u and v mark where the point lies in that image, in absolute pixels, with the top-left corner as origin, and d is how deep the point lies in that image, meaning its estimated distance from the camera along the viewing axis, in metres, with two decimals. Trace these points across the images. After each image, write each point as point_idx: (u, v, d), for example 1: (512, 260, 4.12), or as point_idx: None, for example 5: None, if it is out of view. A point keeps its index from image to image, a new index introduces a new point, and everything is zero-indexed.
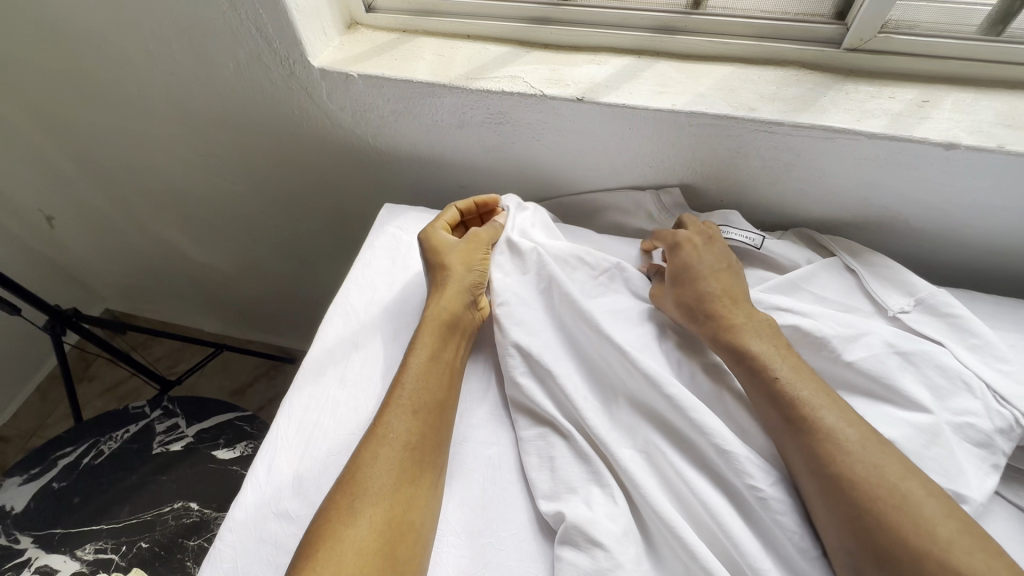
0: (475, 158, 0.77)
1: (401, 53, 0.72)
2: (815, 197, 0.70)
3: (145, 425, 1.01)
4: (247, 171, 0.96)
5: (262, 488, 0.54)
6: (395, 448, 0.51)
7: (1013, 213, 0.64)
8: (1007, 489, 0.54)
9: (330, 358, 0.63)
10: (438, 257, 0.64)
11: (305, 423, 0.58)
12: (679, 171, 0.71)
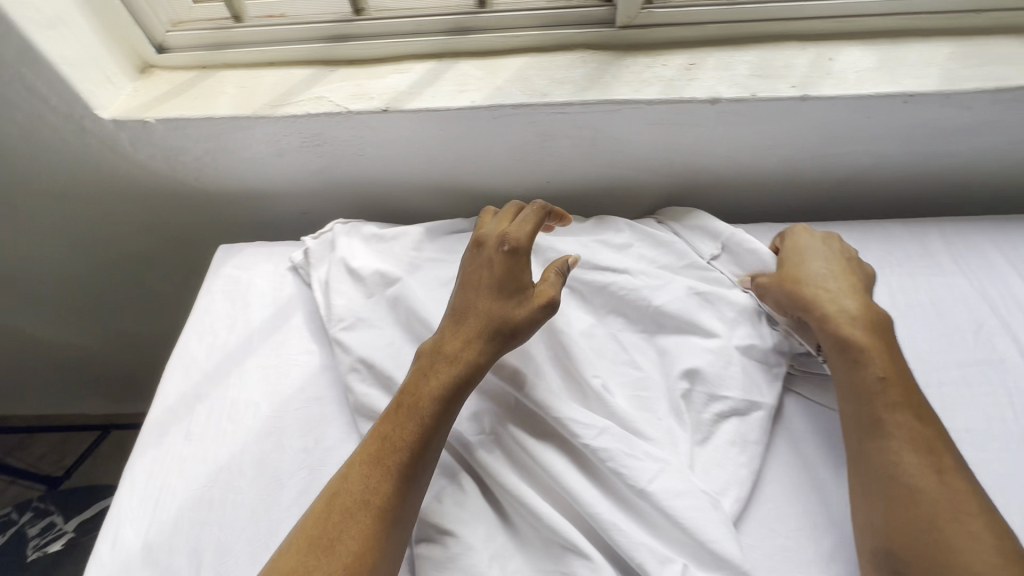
0: (306, 185, 0.76)
1: (202, 90, 0.70)
2: (625, 166, 0.76)
3: (14, 533, 0.90)
4: (75, 238, 0.89)
5: (107, 568, 0.51)
6: (367, 510, 0.46)
7: (783, 150, 0.73)
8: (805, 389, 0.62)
9: (172, 417, 0.59)
10: (502, 283, 0.57)
11: (150, 489, 0.55)
12: (503, 165, 0.73)
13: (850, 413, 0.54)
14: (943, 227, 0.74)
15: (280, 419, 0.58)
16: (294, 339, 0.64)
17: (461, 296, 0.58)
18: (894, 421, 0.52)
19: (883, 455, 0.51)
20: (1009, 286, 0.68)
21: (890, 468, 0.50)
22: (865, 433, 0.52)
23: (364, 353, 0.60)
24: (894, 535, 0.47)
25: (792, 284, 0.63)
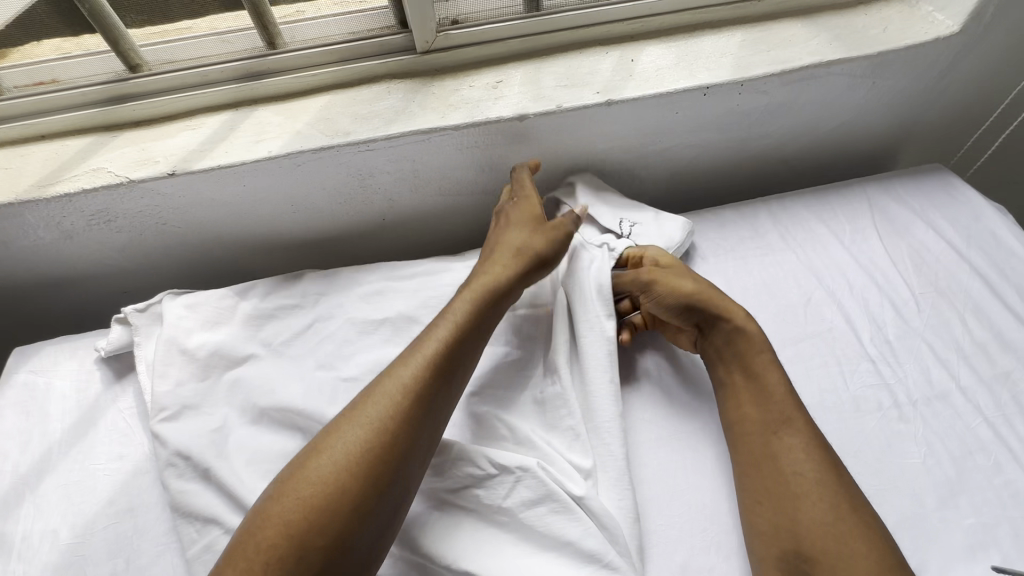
0: (114, 262, 0.72)
1: None
2: (458, 191, 0.74)
3: None
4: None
5: None
6: (370, 433, 0.46)
7: (609, 153, 0.73)
8: (660, 394, 0.60)
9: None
10: (538, 223, 0.62)
11: None
12: (325, 209, 0.71)
13: (754, 413, 0.52)
14: (770, 205, 0.76)
15: (84, 544, 0.52)
16: (100, 443, 0.58)
17: (505, 228, 0.63)
18: (790, 406, 0.51)
19: (783, 456, 0.49)
20: (831, 254, 0.71)
21: (788, 466, 0.48)
22: (768, 433, 0.51)
23: (180, 445, 0.54)
24: (787, 538, 0.46)
25: (702, 294, 0.58)
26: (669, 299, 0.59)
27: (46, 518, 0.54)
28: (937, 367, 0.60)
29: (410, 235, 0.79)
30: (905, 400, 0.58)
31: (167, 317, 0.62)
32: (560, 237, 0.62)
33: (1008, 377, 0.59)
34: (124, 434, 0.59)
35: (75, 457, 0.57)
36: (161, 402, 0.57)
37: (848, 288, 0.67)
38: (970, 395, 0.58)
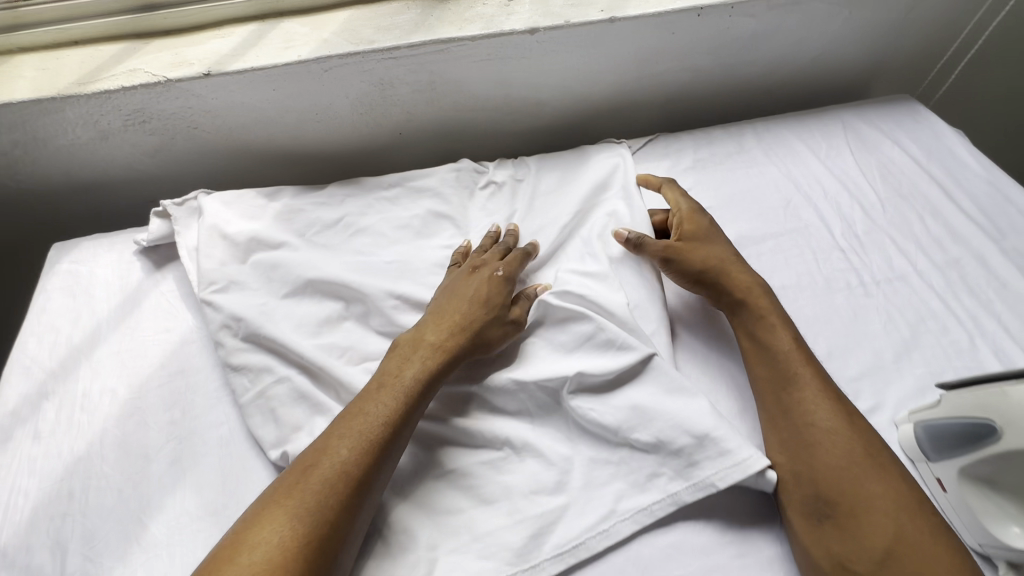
0: (143, 169, 0.75)
1: None
2: (471, 108, 0.79)
3: None
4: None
5: None
6: (380, 418, 0.49)
7: (611, 73, 0.79)
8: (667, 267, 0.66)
9: (15, 417, 0.56)
10: (500, 292, 0.58)
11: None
12: (346, 120, 0.76)
13: (764, 375, 0.54)
14: (755, 127, 0.84)
15: (142, 399, 0.57)
16: (147, 318, 0.63)
17: (479, 274, 0.59)
18: (803, 359, 0.53)
19: (794, 408, 0.51)
20: (808, 167, 0.78)
21: (803, 419, 0.50)
22: (780, 396, 0.52)
23: (231, 310, 0.59)
24: (811, 485, 0.47)
25: (718, 267, 0.60)
26: (690, 268, 0.61)
27: (103, 379, 0.59)
28: (897, 255, 0.68)
29: (423, 153, 0.84)
30: (870, 280, 0.66)
31: (209, 209, 0.67)
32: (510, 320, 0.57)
33: (958, 263, 0.67)
34: (168, 311, 0.64)
35: (124, 330, 0.62)
36: (207, 278, 0.62)
37: (824, 195, 0.75)
38: (924, 276, 0.66)
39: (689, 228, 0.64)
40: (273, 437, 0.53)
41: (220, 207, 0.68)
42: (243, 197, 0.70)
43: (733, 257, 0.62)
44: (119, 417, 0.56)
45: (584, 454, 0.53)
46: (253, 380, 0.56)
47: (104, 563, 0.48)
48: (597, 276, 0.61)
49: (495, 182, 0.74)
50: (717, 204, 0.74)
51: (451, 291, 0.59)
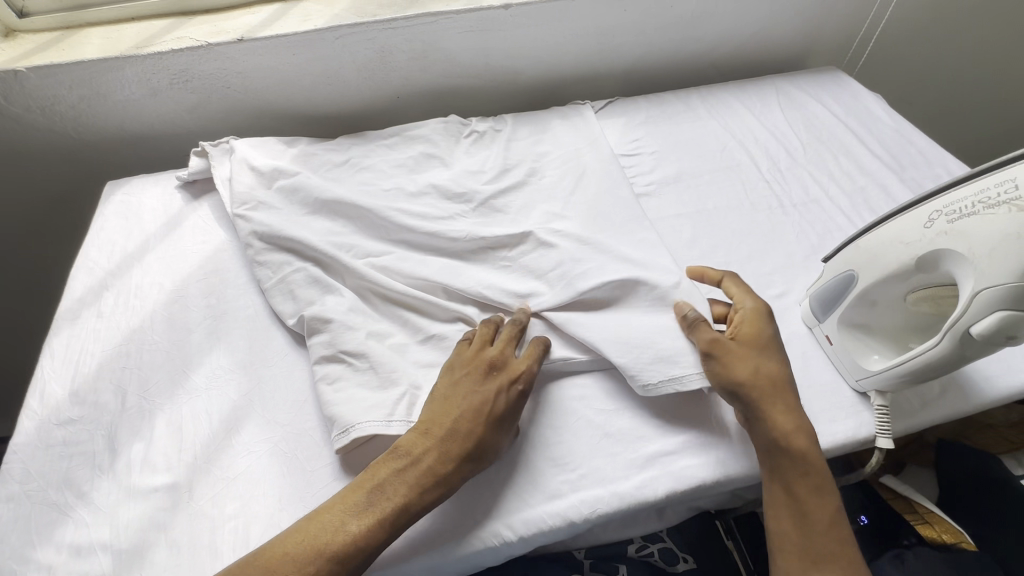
0: (183, 124, 0.90)
1: (67, 43, 0.82)
2: (458, 74, 0.94)
3: None
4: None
5: (39, 411, 0.60)
6: (412, 483, 0.49)
7: (577, 45, 0.94)
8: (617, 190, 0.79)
9: (82, 303, 0.69)
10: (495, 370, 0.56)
11: (70, 354, 0.65)
12: (353, 84, 0.91)
13: (789, 470, 0.52)
14: (701, 91, 0.98)
15: (184, 289, 0.70)
16: (187, 233, 0.77)
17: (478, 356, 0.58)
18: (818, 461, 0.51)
19: (811, 514, 0.50)
20: (745, 121, 0.92)
21: (815, 527, 0.49)
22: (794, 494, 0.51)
23: (258, 220, 0.72)
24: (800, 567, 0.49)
25: (760, 390, 0.54)
26: (730, 376, 0.55)
27: (151, 276, 0.72)
28: (813, 185, 0.81)
29: (418, 115, 0.99)
30: (788, 203, 0.79)
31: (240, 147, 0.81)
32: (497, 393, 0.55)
33: (863, 190, 0.80)
34: (205, 227, 0.77)
35: (167, 241, 0.76)
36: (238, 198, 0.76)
37: (755, 141, 0.89)
38: (834, 200, 0.79)
39: (741, 333, 0.58)
40: (292, 310, 0.65)
41: (250, 148, 0.82)
42: (267, 142, 0.84)
43: (779, 379, 0.55)
44: (165, 301, 0.69)
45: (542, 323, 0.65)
46: (276, 271, 0.69)
47: (157, 401, 0.61)
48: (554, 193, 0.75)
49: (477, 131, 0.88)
50: (664, 148, 0.88)
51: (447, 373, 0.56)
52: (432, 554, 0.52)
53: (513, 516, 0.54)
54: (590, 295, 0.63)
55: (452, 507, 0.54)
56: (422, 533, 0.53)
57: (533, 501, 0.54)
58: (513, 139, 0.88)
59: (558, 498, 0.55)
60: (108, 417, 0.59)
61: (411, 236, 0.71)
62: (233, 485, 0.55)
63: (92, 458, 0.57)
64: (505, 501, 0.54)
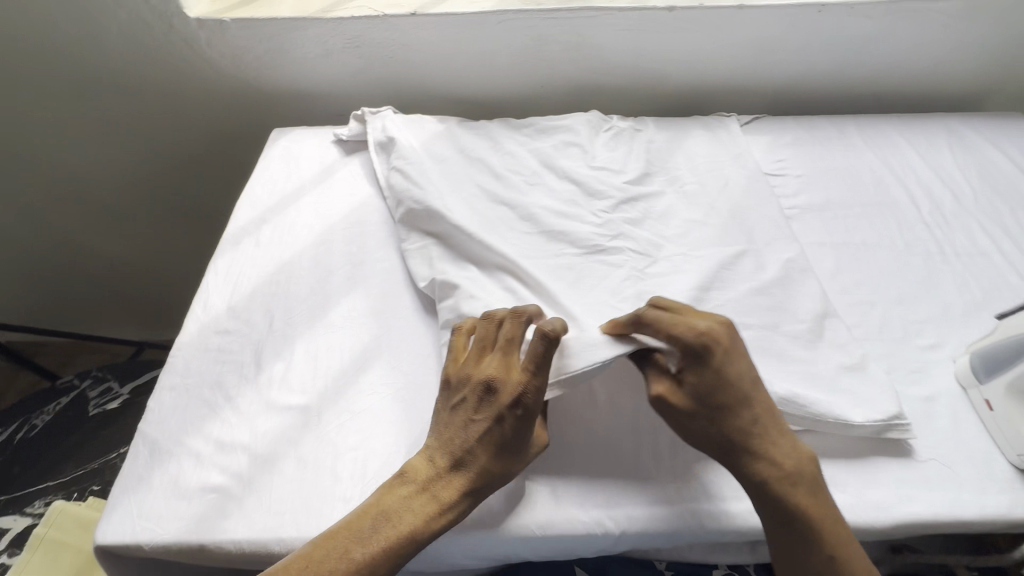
0: (344, 87, 0.97)
1: (265, 2, 0.91)
2: (606, 72, 0.94)
3: (77, 394, 1.09)
4: (157, 138, 1.07)
5: (202, 318, 0.67)
6: (417, 505, 0.48)
7: (731, 56, 0.91)
8: (758, 207, 0.77)
9: (245, 232, 0.77)
10: (716, 383, 0.50)
11: (231, 274, 0.72)
12: (504, 69, 0.93)
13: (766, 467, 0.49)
14: (859, 121, 0.92)
15: (330, 234, 0.76)
16: (337, 185, 0.83)
17: (730, 365, 0.51)
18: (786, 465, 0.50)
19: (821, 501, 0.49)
20: (906, 157, 0.85)
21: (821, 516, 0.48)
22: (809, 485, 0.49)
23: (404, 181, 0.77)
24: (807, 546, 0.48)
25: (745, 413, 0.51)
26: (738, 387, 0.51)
27: (303, 218, 0.78)
28: (981, 236, 0.74)
29: (556, 107, 1.00)
30: (950, 251, 0.72)
31: (396, 118, 0.87)
32: (687, 381, 0.50)
33: None
34: (353, 182, 0.83)
35: (319, 189, 0.82)
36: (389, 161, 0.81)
37: (917, 180, 0.82)
38: (1006, 256, 0.72)
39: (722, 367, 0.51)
40: (427, 269, 0.69)
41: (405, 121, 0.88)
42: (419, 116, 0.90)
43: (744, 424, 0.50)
44: (314, 243, 0.75)
45: None
46: (415, 233, 0.73)
47: (299, 330, 0.66)
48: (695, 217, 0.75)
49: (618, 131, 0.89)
50: (812, 174, 0.83)
51: (682, 330, 0.51)
52: (538, 529, 0.52)
53: (616, 508, 0.53)
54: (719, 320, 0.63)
55: (559, 489, 0.54)
56: (524, 504, 0.54)
57: (637, 499, 0.54)
58: (653, 143, 0.87)
59: (664, 502, 0.53)
60: (256, 336, 0.66)
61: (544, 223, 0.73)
62: (356, 418, 0.58)
63: (240, 368, 0.63)
64: (609, 492, 0.54)
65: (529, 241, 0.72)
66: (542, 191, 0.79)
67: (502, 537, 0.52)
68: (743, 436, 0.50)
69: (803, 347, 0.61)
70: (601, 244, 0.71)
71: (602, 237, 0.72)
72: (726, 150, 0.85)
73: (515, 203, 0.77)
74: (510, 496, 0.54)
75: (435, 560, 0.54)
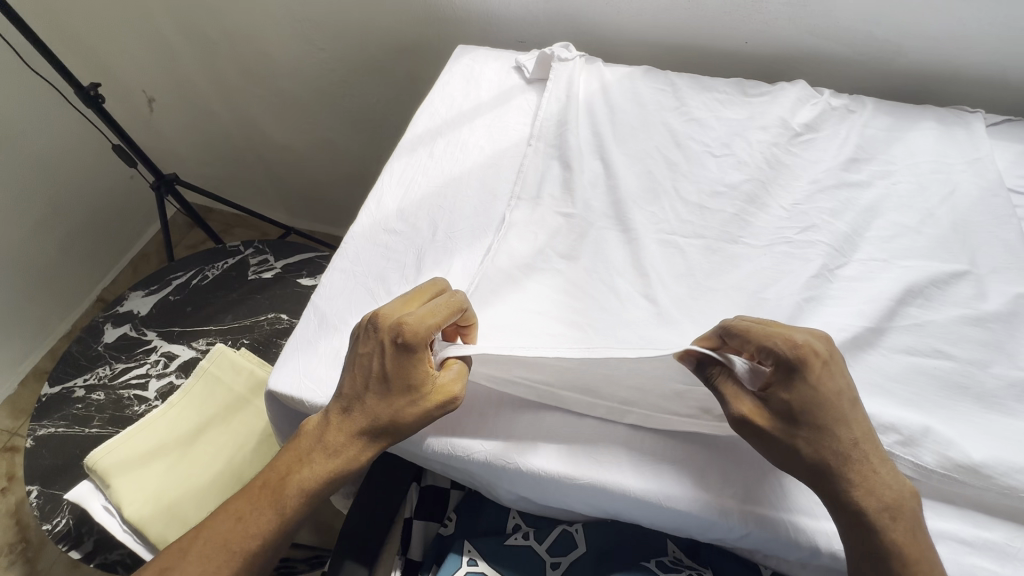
0: (532, 13, 0.94)
1: None
2: (829, 37, 0.82)
3: (240, 259, 1.22)
4: (346, 44, 1.14)
5: (374, 214, 0.72)
6: (301, 471, 0.54)
7: (999, 38, 0.76)
8: (992, 225, 0.64)
9: (421, 141, 0.79)
10: (806, 399, 0.46)
11: (404, 178, 0.75)
12: (709, 16, 0.85)
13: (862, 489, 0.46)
14: None
15: (504, 157, 0.76)
16: (513, 112, 0.82)
17: (827, 382, 0.46)
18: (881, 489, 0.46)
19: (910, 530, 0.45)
20: None
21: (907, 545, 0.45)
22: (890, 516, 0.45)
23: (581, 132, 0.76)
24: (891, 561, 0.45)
25: (847, 442, 0.46)
26: (833, 418, 0.46)
27: (475, 139, 0.79)
28: None
29: (753, 71, 0.90)
30: None
31: (583, 63, 0.85)
32: (777, 398, 0.47)
33: None
34: (527, 112, 0.82)
35: (494, 113, 0.82)
36: (573, 99, 0.79)
37: None
38: None
39: (832, 396, 0.46)
40: (590, 223, 0.67)
41: (594, 65, 0.85)
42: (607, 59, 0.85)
43: (857, 449, 0.46)
44: (483, 165, 0.76)
45: (852, 332, 0.56)
46: (583, 179, 0.71)
47: (458, 245, 0.67)
48: (906, 225, 0.65)
49: (830, 107, 0.78)
50: None
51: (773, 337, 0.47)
52: (662, 501, 0.51)
53: (752, 504, 0.50)
54: (911, 344, 0.56)
55: (690, 468, 0.52)
56: (651, 472, 0.52)
57: (775, 500, 0.51)
58: (869, 126, 0.75)
59: (801, 515, 0.50)
60: (419, 242, 0.68)
61: (723, 197, 0.69)
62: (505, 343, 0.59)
63: (402, 268, 0.66)
64: (749, 487, 0.51)
65: (704, 210, 0.68)
66: (726, 158, 0.72)
67: (624, 497, 0.52)
68: (838, 458, 0.46)
69: (1018, 399, 0.52)
70: (783, 230, 0.65)
71: (788, 225, 0.66)
72: (963, 151, 0.72)
73: (693, 167, 0.72)
74: (643, 459, 0.53)
75: (551, 494, 0.56)
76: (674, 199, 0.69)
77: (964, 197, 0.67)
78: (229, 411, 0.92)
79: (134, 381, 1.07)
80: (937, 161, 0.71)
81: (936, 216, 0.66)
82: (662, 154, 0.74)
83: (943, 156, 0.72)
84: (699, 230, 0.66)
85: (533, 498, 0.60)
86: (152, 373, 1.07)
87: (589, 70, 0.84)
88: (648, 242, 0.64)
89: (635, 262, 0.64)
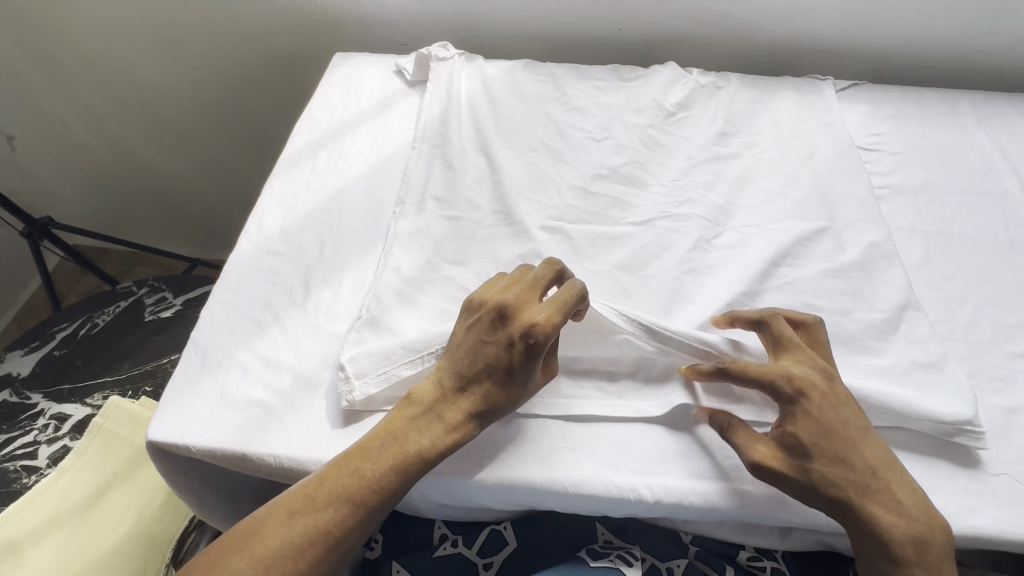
0: (408, 15, 0.93)
1: None
2: (691, 19, 0.86)
3: (134, 300, 1.14)
4: (218, 58, 1.07)
5: (255, 238, 0.68)
6: (376, 465, 0.48)
7: (836, 10, 0.82)
8: (846, 182, 0.70)
9: (302, 155, 0.76)
10: (807, 424, 0.48)
11: (286, 197, 0.72)
12: (578, 8, 0.87)
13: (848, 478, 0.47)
14: (974, 96, 0.82)
15: (389, 164, 0.75)
16: (396, 117, 0.80)
17: (828, 412, 0.48)
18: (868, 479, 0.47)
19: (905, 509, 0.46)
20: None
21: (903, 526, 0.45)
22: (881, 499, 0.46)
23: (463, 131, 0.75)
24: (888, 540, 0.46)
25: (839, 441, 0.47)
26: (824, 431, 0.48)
27: (359, 147, 0.76)
28: None
29: (629, 57, 0.93)
30: None
31: (462, 60, 0.84)
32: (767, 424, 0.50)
33: None
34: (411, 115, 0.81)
35: (377, 119, 0.80)
36: (454, 99, 0.78)
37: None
38: None
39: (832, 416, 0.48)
40: (479, 221, 0.67)
41: (473, 62, 0.84)
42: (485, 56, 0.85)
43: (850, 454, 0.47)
44: (368, 174, 0.73)
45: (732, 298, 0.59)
46: (470, 179, 0.71)
47: (347, 260, 0.65)
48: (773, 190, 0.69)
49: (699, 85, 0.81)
50: (911, 152, 0.75)
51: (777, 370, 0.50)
52: (571, 491, 0.52)
53: (658, 478, 0.52)
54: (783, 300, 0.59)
55: (593, 453, 0.53)
56: (559, 461, 0.53)
57: (676, 471, 0.52)
58: (735, 101, 0.80)
59: (700, 479, 0.52)
60: (307, 262, 0.65)
61: (607, 182, 0.70)
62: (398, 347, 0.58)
63: (289, 291, 0.63)
64: (651, 462, 0.53)
65: (590, 196, 0.69)
66: (608, 144, 0.74)
67: (536, 492, 0.52)
68: (819, 451, 0.47)
69: (877, 338, 0.57)
70: (665, 207, 0.68)
71: (668, 202, 0.68)
72: (817, 116, 0.78)
73: (576, 155, 0.73)
74: (549, 449, 0.53)
75: (468, 499, 0.55)
76: (561, 189, 0.70)
77: (821, 158, 0.72)
78: (131, 466, 0.86)
79: (19, 450, 0.94)
80: (796, 128, 0.76)
81: (799, 178, 0.70)
82: (546, 146, 0.74)
83: (801, 122, 0.77)
84: (586, 216, 0.67)
85: (452, 505, 0.59)
86: (41, 439, 0.96)
87: (469, 68, 0.83)
88: (538, 234, 0.65)
89: (527, 256, 0.64)
